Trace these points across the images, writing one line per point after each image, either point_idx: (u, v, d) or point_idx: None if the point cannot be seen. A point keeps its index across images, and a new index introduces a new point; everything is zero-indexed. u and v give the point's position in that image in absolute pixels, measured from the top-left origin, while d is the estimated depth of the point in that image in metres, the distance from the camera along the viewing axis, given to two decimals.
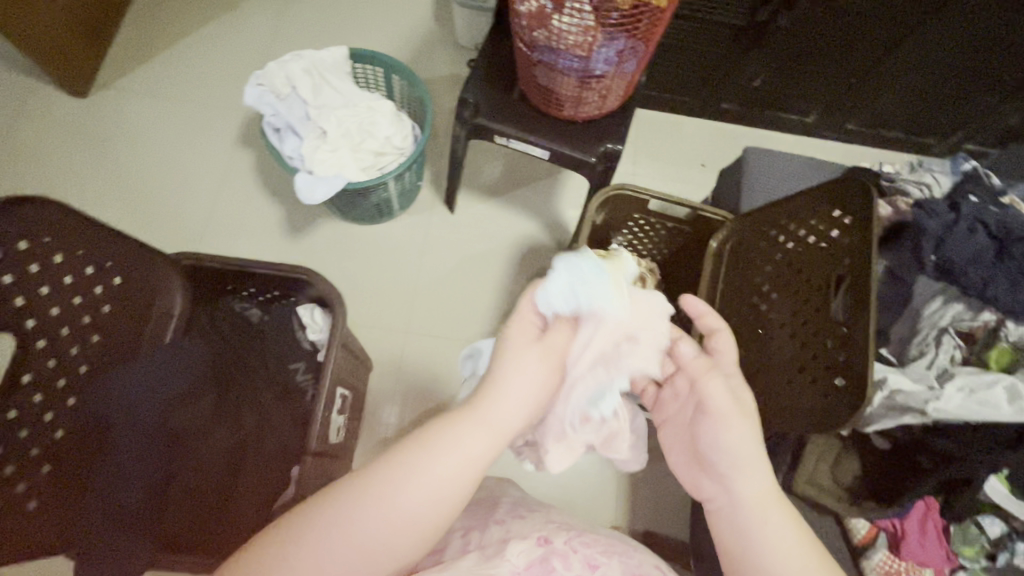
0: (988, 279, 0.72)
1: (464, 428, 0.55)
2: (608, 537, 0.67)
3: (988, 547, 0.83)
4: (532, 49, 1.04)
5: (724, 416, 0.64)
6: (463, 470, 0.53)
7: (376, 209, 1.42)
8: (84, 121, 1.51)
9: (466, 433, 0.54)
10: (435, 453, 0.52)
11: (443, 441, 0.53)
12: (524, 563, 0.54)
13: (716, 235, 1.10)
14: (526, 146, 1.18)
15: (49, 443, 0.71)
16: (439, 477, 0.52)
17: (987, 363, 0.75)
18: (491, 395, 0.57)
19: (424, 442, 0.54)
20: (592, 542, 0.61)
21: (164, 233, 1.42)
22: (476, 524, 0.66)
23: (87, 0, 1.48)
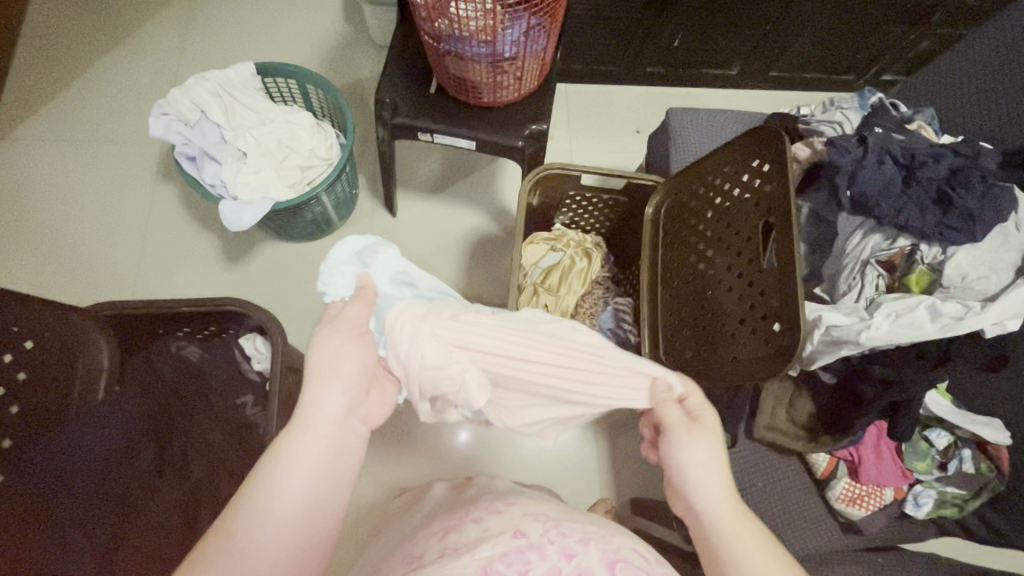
0: (900, 206, 0.75)
1: (300, 438, 0.50)
2: (588, 522, 0.65)
3: (938, 458, 0.87)
4: (439, 40, 1.02)
5: (689, 440, 0.58)
6: (334, 463, 0.51)
7: (315, 225, 1.39)
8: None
9: (323, 431, 0.51)
10: (297, 461, 0.49)
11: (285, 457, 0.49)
12: (499, 552, 0.56)
13: (651, 201, 1.11)
14: (453, 139, 1.16)
15: None
16: (298, 490, 0.48)
17: (909, 288, 0.77)
18: (329, 390, 0.53)
19: (267, 468, 0.49)
20: (570, 531, 0.60)
21: (95, 284, 1.35)
22: (454, 524, 0.67)
23: None
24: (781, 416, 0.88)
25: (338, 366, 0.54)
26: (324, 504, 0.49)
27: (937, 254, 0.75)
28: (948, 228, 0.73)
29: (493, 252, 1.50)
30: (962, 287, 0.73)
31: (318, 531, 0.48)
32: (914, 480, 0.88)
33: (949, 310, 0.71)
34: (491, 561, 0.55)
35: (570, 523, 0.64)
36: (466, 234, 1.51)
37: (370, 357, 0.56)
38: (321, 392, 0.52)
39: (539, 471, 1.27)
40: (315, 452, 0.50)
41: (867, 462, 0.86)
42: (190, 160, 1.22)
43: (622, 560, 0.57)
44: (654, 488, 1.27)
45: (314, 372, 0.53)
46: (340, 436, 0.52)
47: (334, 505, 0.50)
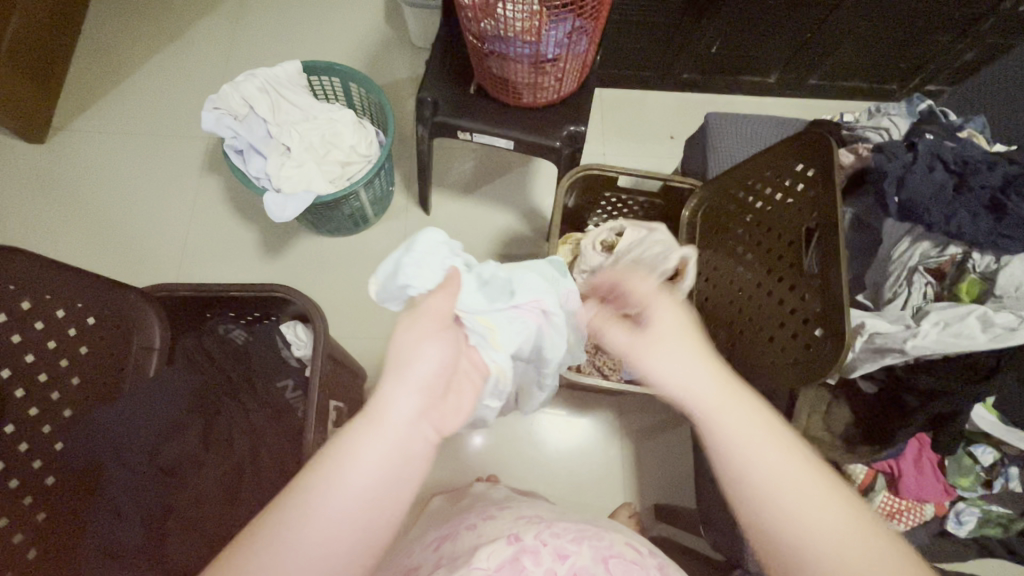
0: (950, 213, 0.73)
1: (366, 434, 0.45)
2: (582, 524, 0.67)
3: (983, 476, 0.84)
4: (483, 40, 1.04)
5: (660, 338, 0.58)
6: (401, 468, 0.45)
7: (351, 220, 1.42)
8: (46, 169, 1.49)
9: (383, 431, 0.45)
10: (362, 457, 0.44)
11: (339, 456, 0.44)
12: (494, 566, 0.55)
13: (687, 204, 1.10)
14: (490, 138, 1.18)
15: (39, 490, 0.70)
16: (365, 484, 0.43)
17: (959, 296, 0.75)
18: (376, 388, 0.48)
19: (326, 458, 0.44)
20: (562, 532, 0.62)
21: (141, 269, 1.41)
22: (449, 533, 0.68)
23: (35, 43, 1.46)
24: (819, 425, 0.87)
25: (415, 364, 0.49)
26: (375, 510, 0.43)
27: (990, 262, 0.74)
28: (1002, 236, 0.72)
29: (522, 253, 1.51)
30: (1016, 297, 0.71)
31: (362, 545, 0.42)
32: (957, 497, 0.85)
33: (1002, 320, 0.69)
34: (488, 574, 0.54)
35: (564, 525, 0.64)
36: (496, 234, 1.53)
37: (448, 357, 0.52)
38: (395, 392, 0.47)
39: (561, 471, 1.27)
40: (371, 460, 0.44)
41: (904, 476, 0.84)
42: (237, 153, 1.26)
43: (615, 556, 0.59)
44: (676, 495, 1.26)
45: (392, 368, 0.49)
46: (401, 448, 0.45)
47: (383, 517, 0.43)
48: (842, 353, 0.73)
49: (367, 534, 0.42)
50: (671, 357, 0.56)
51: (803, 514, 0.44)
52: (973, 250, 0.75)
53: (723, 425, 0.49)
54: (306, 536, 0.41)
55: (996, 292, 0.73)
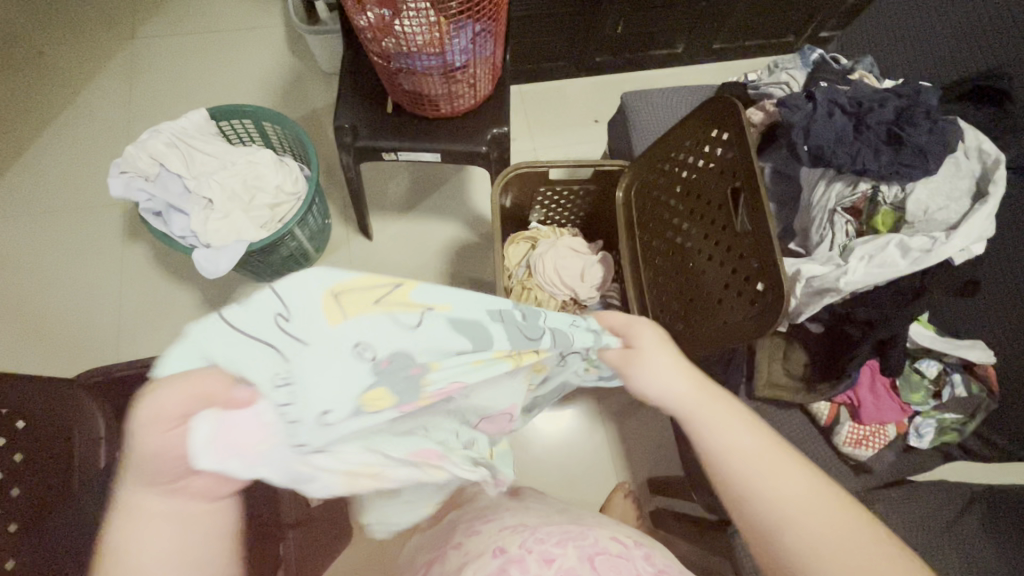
0: (855, 152, 0.77)
1: None
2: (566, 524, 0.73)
3: (931, 387, 0.90)
4: (388, 59, 1.03)
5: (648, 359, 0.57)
6: None
7: (292, 260, 1.38)
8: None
9: None
10: None
11: None
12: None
13: (620, 185, 1.13)
14: (414, 155, 1.17)
15: None
16: None
17: (877, 228, 0.78)
18: None
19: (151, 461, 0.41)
20: (548, 536, 0.68)
21: (76, 354, 1.32)
22: None
23: None
24: (779, 371, 0.92)
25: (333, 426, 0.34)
26: None
27: (897, 193, 0.76)
28: (903, 166, 0.75)
29: (473, 260, 1.50)
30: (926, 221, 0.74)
31: None
32: (913, 412, 0.91)
33: (917, 243, 0.73)
34: None
35: (548, 528, 0.71)
36: (444, 246, 1.52)
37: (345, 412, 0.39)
38: None
39: (553, 466, 1.27)
40: None
41: (867, 401, 0.90)
42: (157, 216, 1.20)
43: (601, 552, 0.65)
44: (666, 465, 1.29)
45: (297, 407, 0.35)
46: None
47: None
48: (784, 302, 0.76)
49: None
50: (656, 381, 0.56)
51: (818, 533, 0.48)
52: (881, 184, 0.78)
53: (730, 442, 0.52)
54: None
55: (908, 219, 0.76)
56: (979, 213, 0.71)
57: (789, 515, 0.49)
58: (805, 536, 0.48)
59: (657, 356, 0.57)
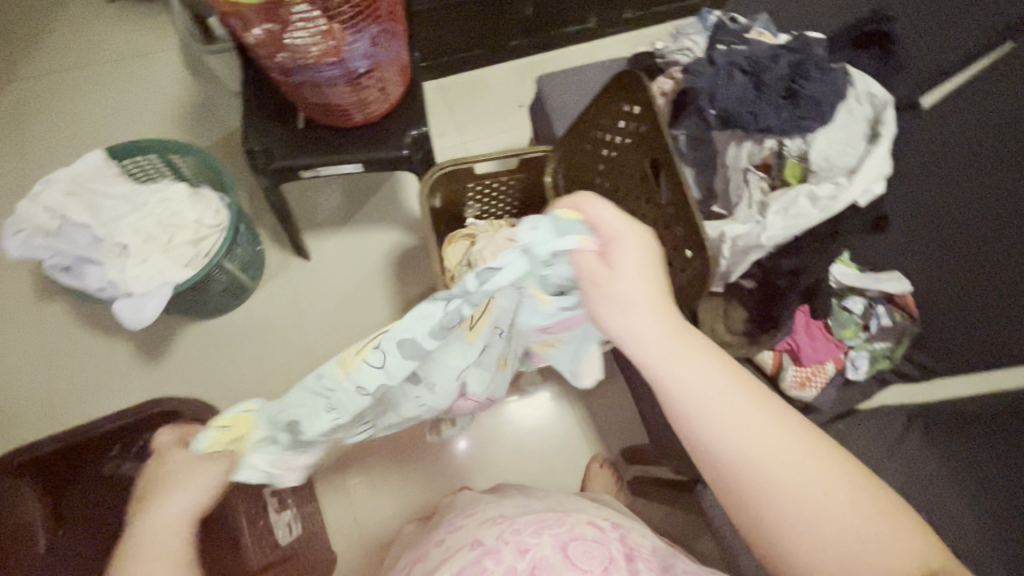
0: (756, 111, 0.79)
1: None
2: (542, 512, 0.73)
3: (861, 322, 0.95)
4: (287, 73, 0.98)
5: (623, 249, 0.51)
6: None
7: (228, 294, 1.32)
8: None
9: None
10: None
11: None
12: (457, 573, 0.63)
13: (547, 169, 1.12)
14: (335, 167, 1.13)
15: None
16: None
17: (787, 180, 0.81)
18: None
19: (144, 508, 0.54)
20: (525, 525, 0.69)
21: (8, 428, 1.24)
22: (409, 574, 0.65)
23: None
24: (721, 330, 0.96)
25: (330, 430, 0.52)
26: None
27: (800, 145, 0.78)
28: (802, 118, 0.77)
29: (419, 263, 1.48)
30: (829, 169, 0.77)
31: None
32: (848, 347, 0.96)
33: (824, 191, 0.76)
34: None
35: (524, 517, 0.72)
36: (386, 254, 1.48)
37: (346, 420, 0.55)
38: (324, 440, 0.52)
39: (527, 455, 1.29)
40: None
41: (805, 342, 0.95)
42: (66, 271, 1.12)
43: (577, 537, 0.66)
44: (636, 433, 1.32)
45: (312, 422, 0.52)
46: None
47: None
48: (711, 269, 0.78)
49: None
50: (621, 313, 0.49)
51: (782, 467, 0.46)
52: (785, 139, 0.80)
53: (690, 378, 0.47)
54: None
55: (813, 169, 0.78)
56: (874, 155, 0.75)
57: (762, 457, 0.46)
58: (782, 482, 0.46)
59: (635, 281, 0.50)
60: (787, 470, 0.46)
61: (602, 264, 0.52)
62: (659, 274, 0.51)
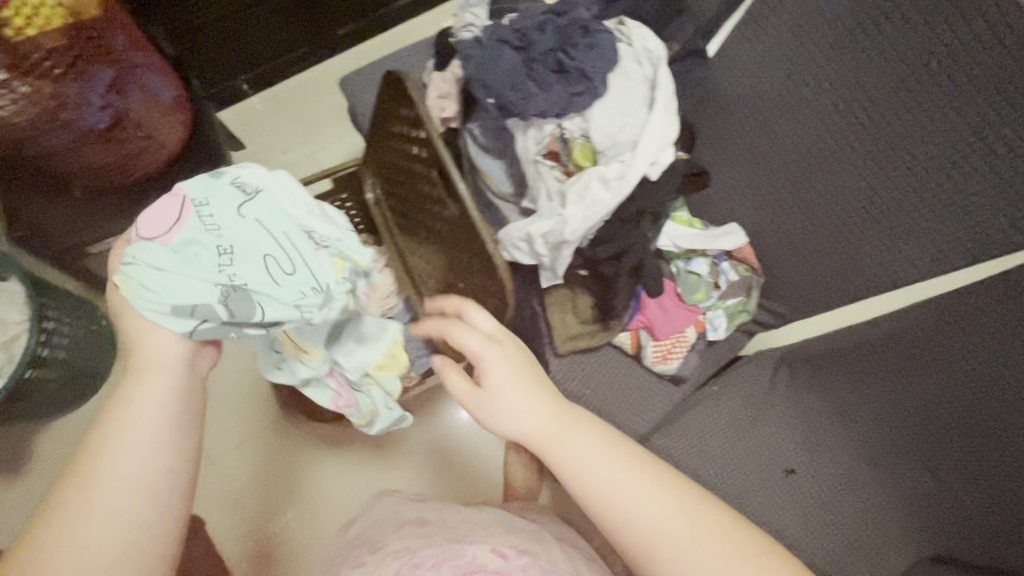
0: (527, 95, 0.70)
1: (128, 409, 0.52)
2: (437, 537, 0.68)
3: (711, 282, 0.90)
4: (17, 149, 0.88)
5: (497, 388, 0.66)
6: (156, 426, 0.53)
7: (74, 384, 1.20)
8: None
9: (133, 402, 0.52)
10: (119, 434, 0.51)
11: (115, 425, 0.52)
12: None
13: (366, 182, 1.01)
14: (130, 234, 1.00)
15: None
16: (137, 464, 0.51)
17: (578, 164, 0.72)
18: (118, 415, 0.52)
19: (112, 420, 0.52)
20: (426, 556, 0.63)
21: None
22: None
23: None
24: (571, 323, 0.91)
25: (151, 394, 0.53)
26: (155, 446, 0.52)
27: (580, 124, 0.69)
28: (572, 94, 0.68)
29: None
30: (614, 147, 0.69)
31: (154, 469, 0.52)
32: (704, 309, 0.92)
33: (612, 173, 0.68)
34: None
35: (429, 546, 0.66)
36: None
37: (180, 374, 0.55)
38: (130, 407, 0.52)
39: None
40: (137, 430, 0.52)
41: (656, 313, 0.90)
42: None
43: (478, 571, 0.60)
44: None
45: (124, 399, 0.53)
46: (152, 431, 0.52)
47: (165, 433, 0.53)
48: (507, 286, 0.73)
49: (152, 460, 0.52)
50: (506, 407, 0.66)
51: (629, 507, 0.59)
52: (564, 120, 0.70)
53: (574, 454, 0.63)
54: (110, 498, 0.50)
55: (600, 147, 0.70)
56: (653, 121, 0.67)
57: (649, 532, 0.57)
58: (623, 516, 0.59)
59: (510, 392, 0.65)
60: (647, 515, 0.58)
61: (494, 341, 0.68)
62: (539, 397, 0.66)
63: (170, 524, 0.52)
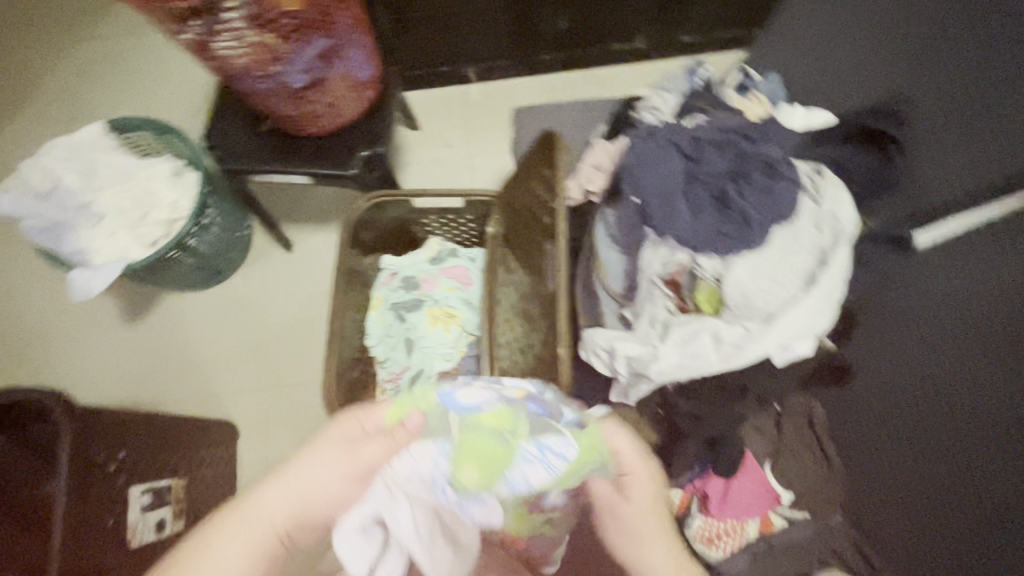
0: (669, 208, 0.62)
1: (288, 478, 0.62)
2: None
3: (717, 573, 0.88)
4: (225, 79, 0.93)
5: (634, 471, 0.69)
6: (316, 489, 0.62)
7: (201, 272, 1.38)
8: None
9: (312, 463, 0.63)
10: (287, 485, 0.62)
11: (294, 470, 0.63)
12: None
13: (492, 216, 1.01)
14: (287, 178, 1.10)
15: None
16: (273, 512, 0.61)
17: (699, 306, 0.63)
18: (283, 479, 0.62)
19: (281, 472, 0.63)
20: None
21: (20, 357, 1.45)
22: None
23: None
24: None
25: (313, 475, 0.63)
26: (290, 498, 0.61)
27: (720, 265, 0.61)
28: (722, 231, 0.59)
29: None
30: (746, 305, 0.59)
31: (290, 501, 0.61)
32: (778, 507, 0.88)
33: (731, 337, 0.59)
34: None
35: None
36: None
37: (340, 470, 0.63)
38: (318, 472, 0.63)
39: None
40: (285, 495, 0.61)
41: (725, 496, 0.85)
42: (44, 233, 1.18)
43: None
44: None
45: (292, 462, 0.64)
46: (303, 504, 0.62)
47: (319, 500, 0.62)
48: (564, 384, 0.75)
49: (336, 500, 0.63)
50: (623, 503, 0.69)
51: None
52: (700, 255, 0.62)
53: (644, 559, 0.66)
54: (250, 512, 0.60)
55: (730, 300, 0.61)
56: (806, 303, 0.57)
57: None
58: None
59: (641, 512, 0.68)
60: None
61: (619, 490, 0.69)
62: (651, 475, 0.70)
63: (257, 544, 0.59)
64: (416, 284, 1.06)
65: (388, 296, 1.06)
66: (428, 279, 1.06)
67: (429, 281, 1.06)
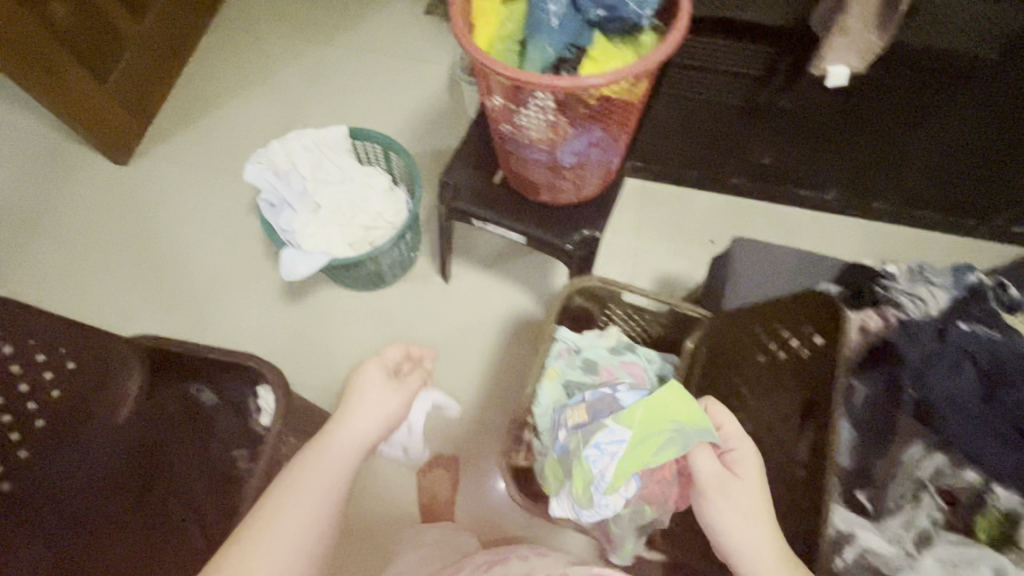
0: (966, 436, 0.89)
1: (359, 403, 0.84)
2: None
3: None
4: (504, 140, 1.04)
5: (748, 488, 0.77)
6: (378, 415, 0.84)
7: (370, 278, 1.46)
8: (110, 190, 1.69)
9: (372, 391, 0.85)
10: (357, 410, 0.83)
11: (359, 400, 0.85)
12: None
13: (694, 333, 1.03)
14: (504, 231, 1.17)
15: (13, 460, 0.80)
16: (356, 427, 0.81)
17: (976, 529, 0.92)
18: (355, 409, 0.83)
19: (348, 403, 0.85)
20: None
21: (183, 296, 1.57)
22: None
23: (147, 76, 1.72)
24: None
25: (378, 396, 0.85)
26: (366, 412, 0.83)
27: (1009, 502, 0.89)
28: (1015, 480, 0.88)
29: (529, 337, 1.51)
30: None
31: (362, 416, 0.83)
32: None
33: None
34: None
35: None
36: (506, 311, 1.55)
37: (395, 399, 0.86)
38: (371, 394, 0.85)
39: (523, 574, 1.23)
40: (366, 416, 0.83)
41: None
42: (270, 205, 1.32)
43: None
44: None
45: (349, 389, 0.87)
46: (373, 420, 0.83)
47: (383, 410, 0.85)
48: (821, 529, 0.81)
49: (389, 411, 0.85)
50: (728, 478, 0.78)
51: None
52: (989, 485, 0.91)
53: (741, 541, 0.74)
54: (338, 422, 0.81)
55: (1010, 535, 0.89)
56: None
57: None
58: None
59: (750, 490, 0.77)
60: None
61: (727, 473, 0.79)
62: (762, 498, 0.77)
63: (351, 441, 0.80)
64: (593, 370, 1.07)
65: (564, 373, 1.08)
66: (607, 368, 1.07)
67: (607, 370, 1.07)
